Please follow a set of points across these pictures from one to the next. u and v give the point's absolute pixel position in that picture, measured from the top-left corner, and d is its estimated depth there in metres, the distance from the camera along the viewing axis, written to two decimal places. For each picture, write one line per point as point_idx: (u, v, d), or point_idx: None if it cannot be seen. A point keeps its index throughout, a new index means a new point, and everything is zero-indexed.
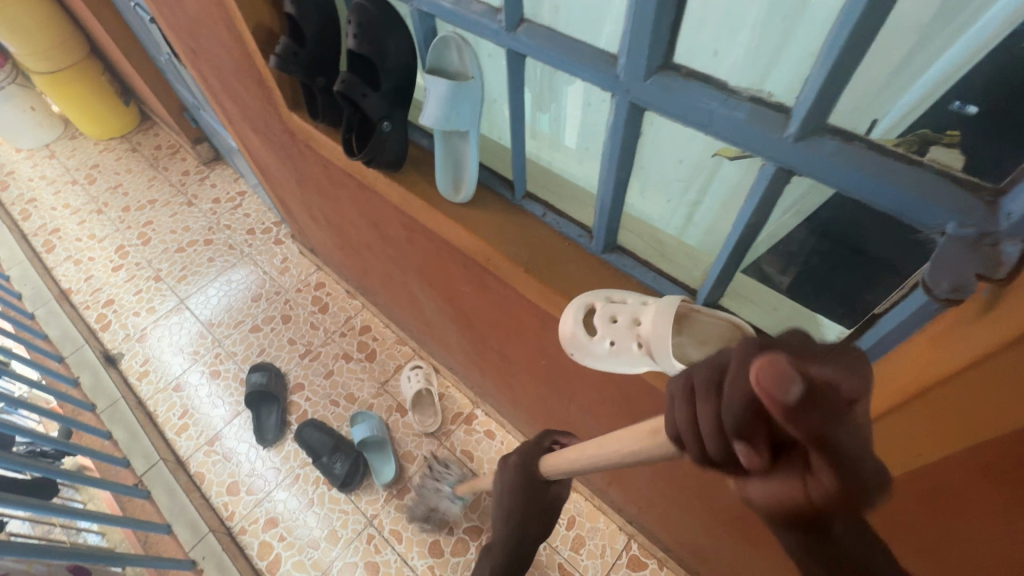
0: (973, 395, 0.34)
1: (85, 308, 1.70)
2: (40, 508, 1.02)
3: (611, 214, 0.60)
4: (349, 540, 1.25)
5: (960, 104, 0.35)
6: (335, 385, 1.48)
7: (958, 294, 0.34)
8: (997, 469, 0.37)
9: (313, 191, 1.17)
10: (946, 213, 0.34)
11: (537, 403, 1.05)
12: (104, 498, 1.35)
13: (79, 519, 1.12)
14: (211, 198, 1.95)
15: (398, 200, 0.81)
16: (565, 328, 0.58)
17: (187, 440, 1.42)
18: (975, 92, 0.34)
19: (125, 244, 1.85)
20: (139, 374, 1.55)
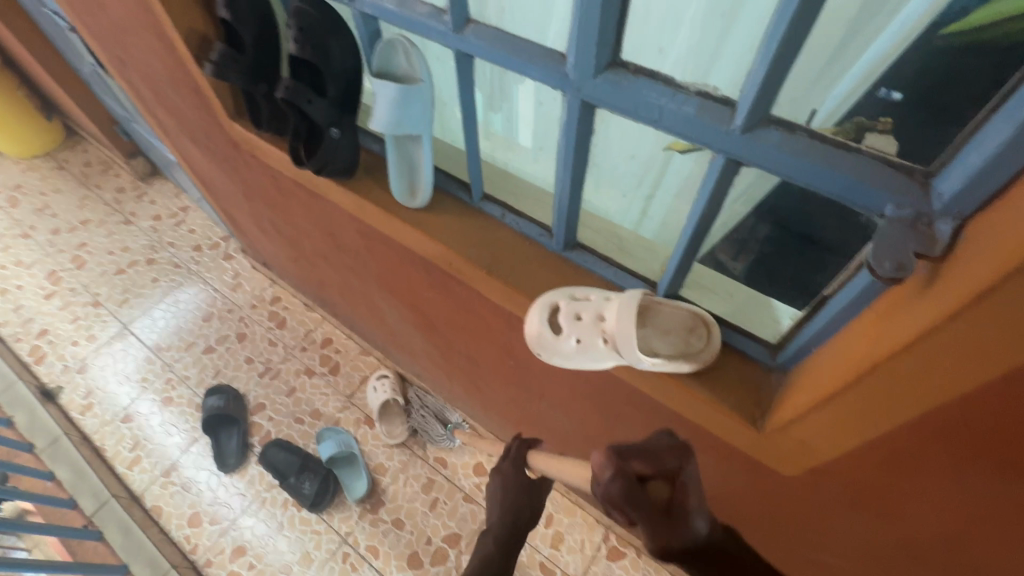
0: (922, 367, 0.35)
1: (16, 341, 1.57)
2: None
3: (569, 211, 0.60)
4: (323, 561, 1.21)
5: (885, 91, 0.38)
6: (298, 403, 1.43)
7: (901, 271, 0.34)
8: (947, 432, 0.38)
9: (262, 202, 1.13)
10: (886, 196, 0.36)
11: (508, 403, 1.05)
12: (52, 544, 1.26)
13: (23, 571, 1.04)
14: (151, 215, 1.85)
15: (352, 208, 0.78)
16: (531, 329, 0.58)
17: (140, 473, 1.34)
18: (899, 80, 0.37)
19: (57, 269, 1.72)
20: (81, 408, 1.44)
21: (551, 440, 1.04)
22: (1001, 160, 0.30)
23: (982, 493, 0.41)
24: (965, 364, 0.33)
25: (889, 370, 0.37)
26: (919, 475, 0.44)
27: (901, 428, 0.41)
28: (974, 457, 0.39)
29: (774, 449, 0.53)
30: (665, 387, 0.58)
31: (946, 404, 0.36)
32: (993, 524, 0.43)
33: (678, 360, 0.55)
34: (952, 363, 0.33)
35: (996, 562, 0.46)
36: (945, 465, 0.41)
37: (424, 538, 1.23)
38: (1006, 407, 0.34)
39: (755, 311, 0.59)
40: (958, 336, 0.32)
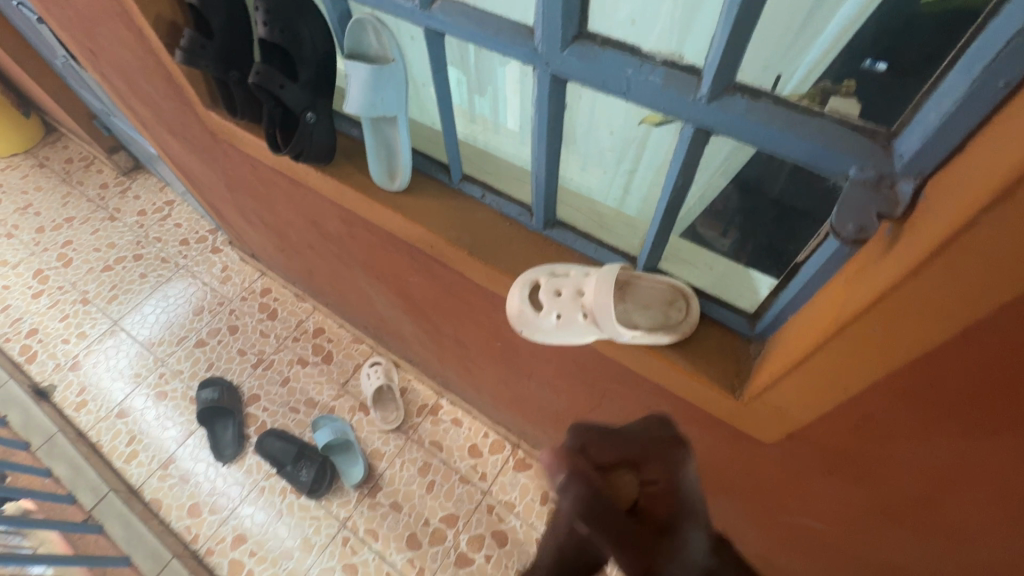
0: (887, 326, 0.35)
1: (6, 341, 1.57)
2: None
3: (547, 188, 0.60)
4: (323, 545, 1.23)
5: (870, 62, 0.36)
6: (293, 392, 1.43)
7: (863, 234, 0.35)
8: (913, 392, 0.39)
9: (243, 192, 1.12)
10: (850, 158, 0.36)
11: (498, 384, 1.06)
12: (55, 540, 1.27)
13: (28, 565, 1.05)
14: (136, 210, 1.83)
15: (333, 194, 0.78)
16: (513, 308, 0.59)
17: (138, 467, 1.35)
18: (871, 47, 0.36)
19: (44, 267, 1.71)
20: (76, 405, 1.45)
21: (541, 417, 1.06)
22: (959, 115, 0.30)
23: (950, 451, 0.42)
24: (925, 322, 0.33)
25: (855, 332, 0.37)
26: (889, 436, 0.45)
27: (871, 389, 0.42)
28: (939, 416, 0.40)
29: (753, 418, 0.54)
30: (647, 359, 0.59)
31: (911, 363, 0.37)
32: (963, 481, 0.44)
33: (658, 333, 0.55)
34: (914, 321, 0.34)
35: (967, 518, 0.48)
36: (914, 424, 0.42)
37: (422, 520, 1.25)
38: (966, 363, 0.34)
39: (732, 283, 0.60)
40: (917, 294, 0.32)
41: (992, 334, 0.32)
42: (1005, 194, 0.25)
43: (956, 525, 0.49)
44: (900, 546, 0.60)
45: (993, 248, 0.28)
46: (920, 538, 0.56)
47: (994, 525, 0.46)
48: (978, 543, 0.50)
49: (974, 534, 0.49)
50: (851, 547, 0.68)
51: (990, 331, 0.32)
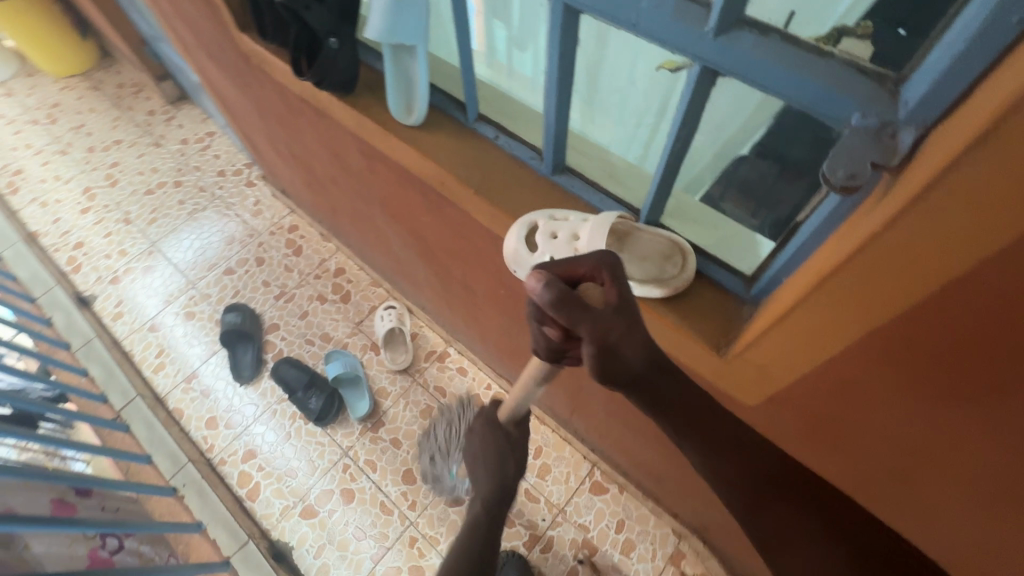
0: (865, 279, 0.35)
1: (54, 251, 1.68)
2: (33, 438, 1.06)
3: (557, 132, 0.60)
4: (325, 470, 1.30)
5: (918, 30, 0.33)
6: (310, 325, 1.49)
7: (854, 181, 0.34)
8: (890, 356, 0.39)
9: (274, 123, 1.14)
10: (855, 105, 0.34)
11: (502, 335, 1.08)
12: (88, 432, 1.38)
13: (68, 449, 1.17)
14: (179, 138, 1.89)
15: (353, 125, 0.79)
16: (510, 247, 0.59)
17: (164, 378, 1.45)
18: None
19: (92, 185, 1.81)
20: (112, 316, 1.55)
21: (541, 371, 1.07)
22: (973, 54, 0.28)
23: (924, 424, 0.42)
24: (901, 275, 0.33)
25: (829, 288, 0.37)
26: (865, 404, 0.45)
27: (847, 355, 0.41)
28: (913, 381, 0.39)
29: (735, 377, 0.54)
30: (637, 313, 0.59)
31: (889, 323, 0.36)
32: (935, 455, 0.44)
33: (649, 285, 0.56)
34: (891, 275, 0.33)
35: (937, 493, 0.48)
36: (891, 394, 0.42)
37: (419, 458, 1.30)
38: (943, 329, 0.34)
39: (735, 245, 0.59)
40: (897, 244, 0.32)
41: (969, 301, 0.31)
42: (992, 129, 0.25)
43: (926, 500, 0.50)
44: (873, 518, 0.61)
45: (977, 195, 0.27)
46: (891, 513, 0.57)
47: (963, 503, 0.46)
48: (944, 519, 0.51)
49: (943, 511, 0.50)
50: None
51: (969, 294, 0.31)
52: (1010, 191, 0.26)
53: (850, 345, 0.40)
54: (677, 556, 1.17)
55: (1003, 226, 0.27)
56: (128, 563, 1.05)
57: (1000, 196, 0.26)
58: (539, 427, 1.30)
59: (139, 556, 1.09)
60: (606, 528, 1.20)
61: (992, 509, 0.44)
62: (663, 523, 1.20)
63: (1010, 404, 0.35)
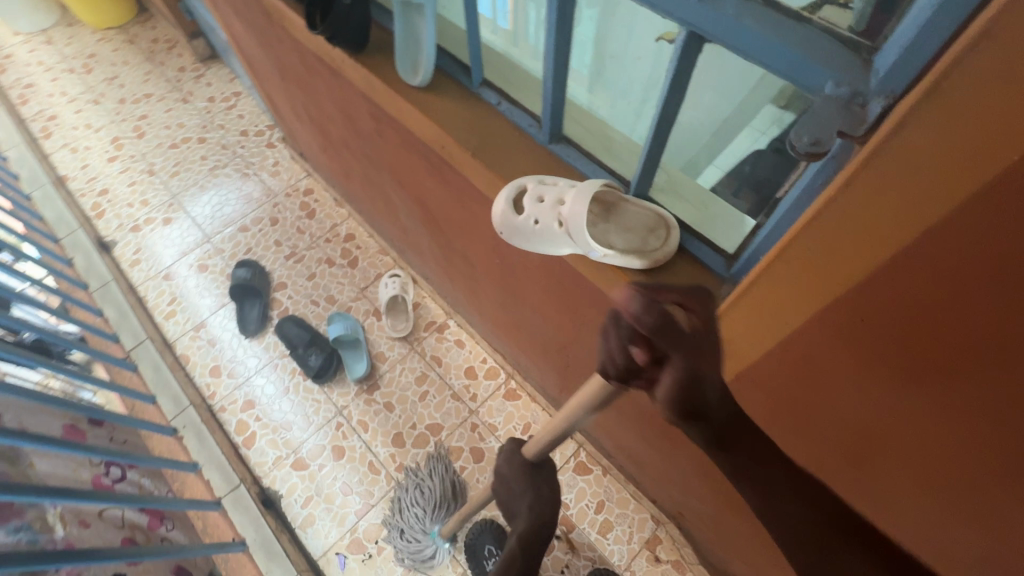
0: (825, 242, 0.37)
1: (81, 195, 1.74)
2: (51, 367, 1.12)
3: (554, 98, 0.61)
4: (319, 426, 1.34)
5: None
6: (316, 287, 1.53)
7: (817, 148, 0.35)
8: (848, 330, 0.39)
9: (293, 82, 1.16)
10: (828, 73, 0.34)
11: (497, 308, 1.09)
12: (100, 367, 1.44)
13: (81, 381, 1.23)
14: (207, 96, 1.93)
15: (362, 83, 0.81)
16: (498, 210, 0.60)
17: (175, 324, 1.50)
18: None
19: (121, 135, 1.86)
20: (131, 262, 1.61)
21: (533, 346, 1.09)
22: (942, 16, 0.28)
23: (879, 405, 0.43)
24: (857, 239, 0.35)
25: (800, 248, 0.39)
26: (826, 383, 0.46)
27: (809, 329, 0.42)
28: (869, 358, 0.40)
29: None
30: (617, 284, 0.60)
31: (846, 293, 0.37)
32: (889, 438, 0.45)
33: (630, 256, 0.56)
34: (848, 239, 0.35)
35: (894, 481, 0.49)
36: (849, 373, 0.43)
37: (410, 423, 1.33)
38: (896, 302, 0.35)
39: (723, 224, 0.58)
40: (853, 204, 0.34)
41: (918, 273, 0.32)
42: (933, 86, 0.26)
43: (883, 487, 0.51)
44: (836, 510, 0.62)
45: (927, 153, 0.28)
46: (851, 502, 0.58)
47: (917, 489, 0.47)
48: (901, 509, 0.51)
49: (899, 500, 0.51)
50: None
51: (919, 263, 0.32)
52: (963, 149, 0.27)
53: (812, 317, 0.41)
54: (653, 541, 1.18)
55: (951, 188, 0.28)
56: (127, 492, 1.11)
57: (953, 155, 0.27)
58: (530, 404, 1.32)
59: (138, 487, 1.14)
60: (586, 508, 1.22)
61: (942, 497, 0.45)
62: (643, 508, 1.21)
63: (959, 383, 0.35)
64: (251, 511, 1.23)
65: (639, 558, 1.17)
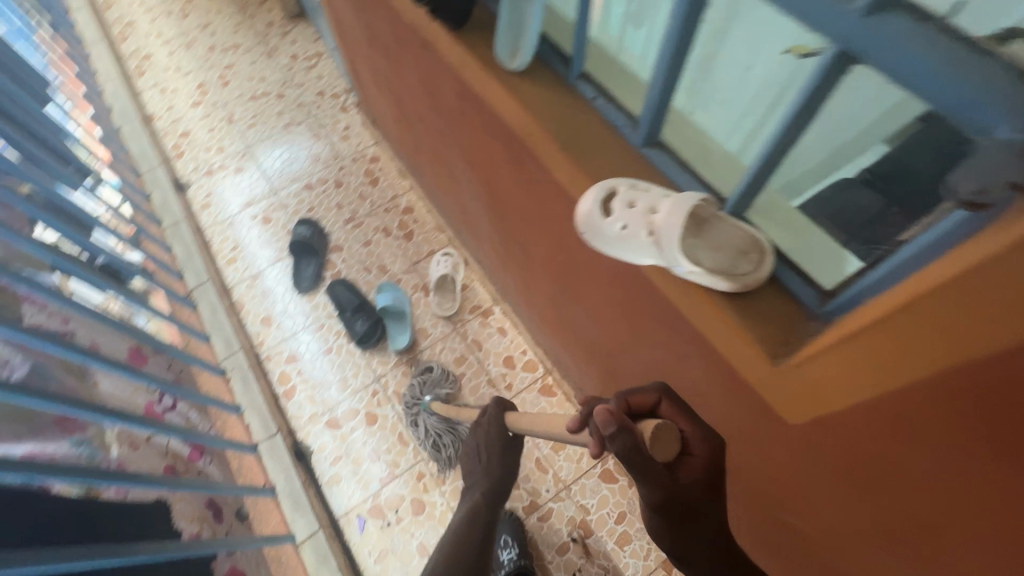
0: (961, 308, 0.34)
1: (164, 135, 1.82)
2: (117, 290, 1.14)
3: (659, 101, 0.58)
4: (356, 390, 1.37)
5: None
6: (370, 254, 1.55)
7: (982, 197, 0.32)
8: (965, 399, 0.37)
9: (380, 51, 1.17)
10: (1004, 115, 0.30)
11: (550, 303, 1.08)
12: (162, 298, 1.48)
13: (144, 309, 1.25)
14: (290, 53, 1.98)
15: (455, 61, 0.80)
16: (584, 208, 0.58)
17: (234, 271, 1.56)
18: None
19: (206, 82, 1.93)
20: (201, 205, 1.68)
21: (579, 348, 1.07)
22: None
23: (984, 481, 0.41)
24: (1002, 312, 0.32)
25: (921, 306, 0.36)
26: (923, 448, 0.44)
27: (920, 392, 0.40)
28: (982, 431, 0.38)
29: (783, 390, 0.52)
30: (696, 303, 0.57)
31: (976, 363, 0.35)
32: (979, 516, 0.43)
33: (717, 277, 0.53)
34: (990, 311, 0.32)
35: (973, 557, 0.47)
36: (956, 444, 0.41)
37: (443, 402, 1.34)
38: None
39: (823, 258, 0.54)
40: (1008, 276, 0.31)
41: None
42: None
43: (958, 559, 0.49)
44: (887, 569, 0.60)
45: None
46: (911, 567, 0.56)
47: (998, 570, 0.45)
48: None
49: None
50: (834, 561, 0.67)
51: None
52: None
53: (925, 379, 0.39)
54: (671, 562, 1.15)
55: None
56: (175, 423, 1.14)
57: None
58: (564, 403, 1.31)
59: (185, 420, 1.18)
60: (606, 517, 1.20)
61: None
62: None
63: None
64: (284, 461, 1.28)
65: None
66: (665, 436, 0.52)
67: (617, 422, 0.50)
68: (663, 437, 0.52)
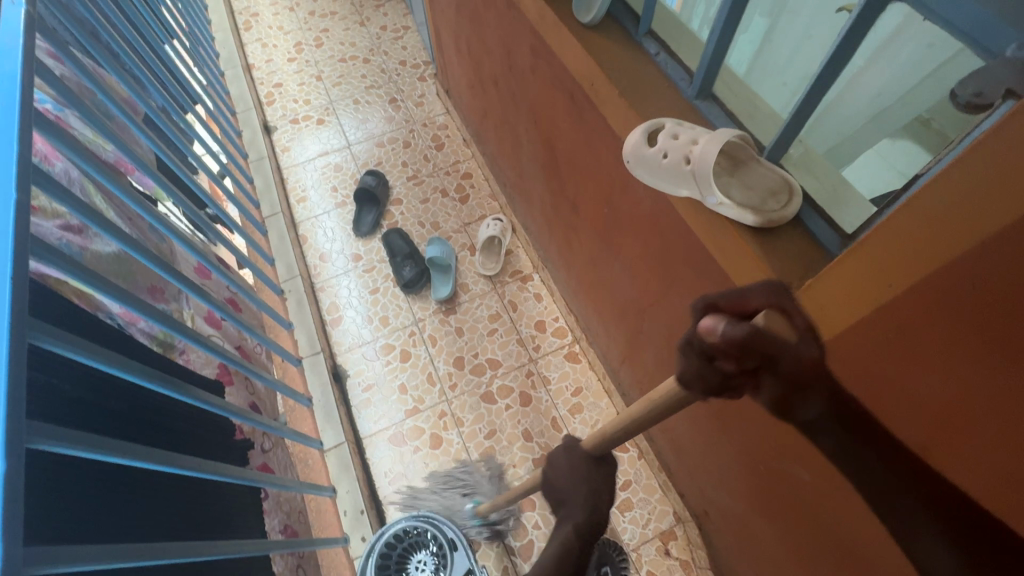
0: (961, 197, 0.37)
1: (260, 83, 2.01)
2: (206, 195, 1.23)
3: (715, 53, 0.64)
4: (395, 329, 1.47)
5: None
6: (426, 211, 1.66)
7: (981, 99, 0.39)
8: (954, 296, 0.40)
9: (467, 16, 1.26)
10: (1014, 33, 0.36)
11: (589, 263, 1.13)
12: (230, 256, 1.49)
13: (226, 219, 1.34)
14: (380, 24, 2.12)
15: (534, 16, 0.88)
16: (631, 140, 0.67)
17: (303, 209, 1.71)
18: None
19: (303, 42, 2.11)
20: (282, 147, 1.84)
21: (612, 311, 1.12)
22: None
23: (971, 389, 0.42)
24: (993, 196, 0.35)
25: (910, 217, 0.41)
26: (933, 395, 0.45)
27: (919, 314, 0.43)
28: (970, 330, 0.40)
29: None
30: (721, 235, 0.62)
31: (963, 256, 0.38)
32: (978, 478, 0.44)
33: (745, 210, 0.58)
34: (987, 194, 0.35)
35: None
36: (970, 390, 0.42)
37: (473, 352, 1.42)
38: (1003, 284, 0.36)
39: (843, 204, 0.58)
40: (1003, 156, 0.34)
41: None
42: None
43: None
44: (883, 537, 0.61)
45: None
46: None
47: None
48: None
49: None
50: (838, 516, 0.68)
51: None
52: None
53: (916, 296, 0.42)
54: (668, 535, 1.18)
55: None
56: (231, 332, 1.16)
57: None
58: (587, 370, 1.36)
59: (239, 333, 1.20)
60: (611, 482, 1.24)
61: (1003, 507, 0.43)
62: (667, 501, 1.22)
63: None
64: (323, 378, 1.39)
65: (648, 545, 1.18)
66: (776, 324, 0.41)
67: (729, 320, 0.40)
68: (776, 326, 0.40)
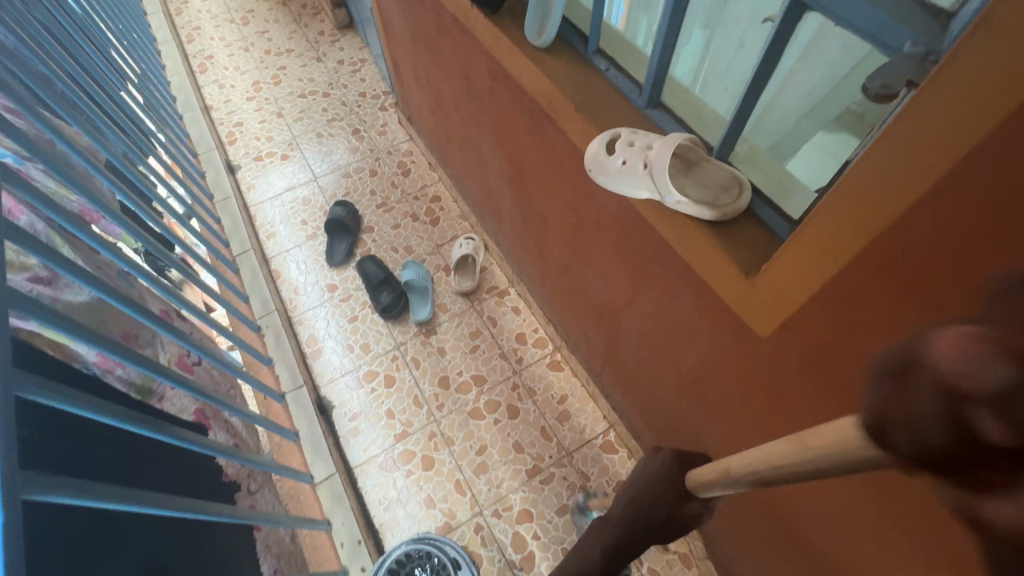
0: (877, 179, 0.42)
1: (220, 123, 2.01)
2: (173, 236, 1.21)
3: (660, 67, 0.70)
4: (377, 355, 1.47)
5: None
6: (398, 236, 1.68)
7: (887, 90, 0.43)
8: (889, 263, 0.45)
9: (423, 45, 1.30)
10: (910, 33, 0.42)
11: (561, 271, 1.17)
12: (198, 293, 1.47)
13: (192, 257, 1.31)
14: (337, 58, 2.16)
15: (488, 42, 0.93)
16: (592, 151, 0.71)
17: (274, 243, 1.70)
18: None
19: (260, 80, 2.13)
20: (248, 185, 1.84)
21: (588, 315, 1.15)
22: None
23: (916, 345, 0.47)
24: (909, 174, 0.40)
25: (834, 204, 0.46)
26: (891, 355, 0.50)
27: (865, 282, 0.48)
28: (905, 292, 0.45)
29: (756, 301, 0.60)
30: (682, 231, 0.66)
31: (891, 226, 0.43)
32: None
33: (700, 206, 0.62)
34: (901, 172, 0.40)
35: None
36: None
37: (457, 370, 1.43)
38: (930, 247, 0.41)
39: (792, 194, 0.64)
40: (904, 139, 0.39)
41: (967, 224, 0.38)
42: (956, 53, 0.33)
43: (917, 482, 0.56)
44: (861, 496, 0.67)
45: (964, 87, 0.34)
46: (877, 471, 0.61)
47: None
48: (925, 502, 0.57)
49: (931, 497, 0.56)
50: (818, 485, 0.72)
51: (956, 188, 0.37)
52: (978, 85, 0.33)
53: (860, 267, 0.47)
54: None
55: (974, 122, 0.34)
56: (204, 377, 1.11)
57: (985, 92, 0.33)
58: (571, 378, 1.39)
59: (213, 377, 1.15)
60: (604, 484, 1.25)
61: None
62: None
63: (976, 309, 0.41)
64: (308, 411, 1.37)
65: None
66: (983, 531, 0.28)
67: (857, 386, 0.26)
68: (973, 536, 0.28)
